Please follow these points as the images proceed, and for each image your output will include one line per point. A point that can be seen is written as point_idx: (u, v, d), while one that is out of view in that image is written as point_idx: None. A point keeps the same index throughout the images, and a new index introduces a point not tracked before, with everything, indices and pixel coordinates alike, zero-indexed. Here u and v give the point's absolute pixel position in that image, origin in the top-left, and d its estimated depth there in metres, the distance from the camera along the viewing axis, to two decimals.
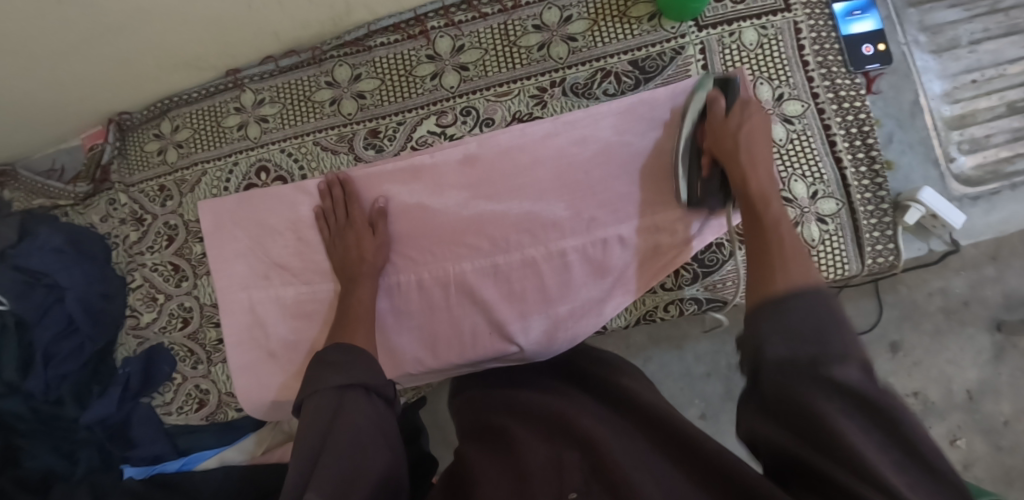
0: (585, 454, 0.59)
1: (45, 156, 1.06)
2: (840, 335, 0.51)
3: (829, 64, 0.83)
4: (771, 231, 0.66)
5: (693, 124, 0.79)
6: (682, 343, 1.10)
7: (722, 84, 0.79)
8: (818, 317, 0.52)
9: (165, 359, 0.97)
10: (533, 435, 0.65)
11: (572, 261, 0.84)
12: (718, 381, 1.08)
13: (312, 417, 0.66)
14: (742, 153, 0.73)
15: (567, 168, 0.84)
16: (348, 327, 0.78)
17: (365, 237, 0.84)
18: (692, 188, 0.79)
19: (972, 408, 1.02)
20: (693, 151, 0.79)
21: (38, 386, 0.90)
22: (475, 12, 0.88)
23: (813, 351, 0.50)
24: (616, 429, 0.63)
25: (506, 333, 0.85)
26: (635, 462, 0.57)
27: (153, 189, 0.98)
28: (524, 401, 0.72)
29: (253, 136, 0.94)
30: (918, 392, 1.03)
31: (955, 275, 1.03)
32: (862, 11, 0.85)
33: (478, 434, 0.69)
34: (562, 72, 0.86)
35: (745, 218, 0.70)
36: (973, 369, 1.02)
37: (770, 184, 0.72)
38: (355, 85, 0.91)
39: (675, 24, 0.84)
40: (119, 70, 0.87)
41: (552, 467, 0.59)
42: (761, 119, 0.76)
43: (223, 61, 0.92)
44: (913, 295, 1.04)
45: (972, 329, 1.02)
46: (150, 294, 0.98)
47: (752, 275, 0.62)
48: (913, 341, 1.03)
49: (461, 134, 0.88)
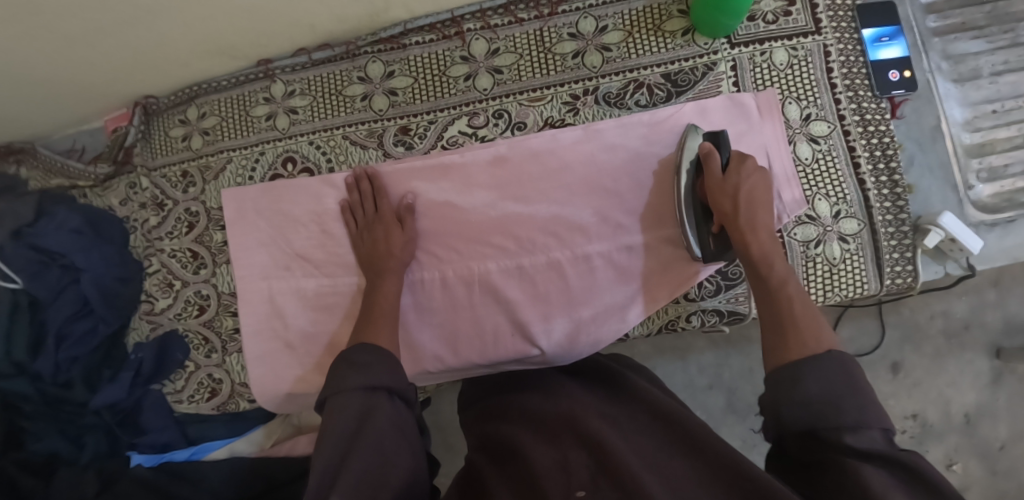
0: (592, 458, 0.60)
1: (65, 137, 1.05)
2: (855, 402, 0.54)
3: (856, 88, 0.85)
4: (780, 294, 0.67)
5: (689, 178, 0.80)
6: (687, 355, 1.11)
7: (711, 136, 0.80)
8: (834, 385, 0.56)
9: (179, 347, 0.96)
10: (539, 440, 0.65)
11: (597, 266, 0.85)
12: (721, 393, 1.10)
13: (334, 418, 0.65)
14: (741, 215, 0.73)
15: (597, 175, 0.85)
16: (371, 326, 0.77)
17: (393, 231, 0.84)
18: (704, 244, 0.79)
19: (969, 431, 1.04)
20: (696, 206, 0.80)
21: (48, 367, 0.89)
22: (511, 17, 0.89)
23: (833, 413, 0.54)
24: (626, 430, 0.64)
25: (529, 334, 0.85)
26: (642, 461, 0.58)
27: (175, 174, 0.98)
28: (535, 407, 0.72)
29: (282, 127, 0.94)
30: (918, 414, 1.05)
31: (958, 299, 1.05)
32: (890, 37, 0.87)
33: (482, 442, 0.70)
34: (595, 81, 0.87)
35: (753, 278, 0.71)
36: (971, 393, 1.04)
37: (771, 242, 0.72)
38: (388, 81, 0.91)
39: (708, 40, 0.86)
40: (152, 52, 0.87)
41: (558, 468, 0.60)
42: (758, 175, 0.76)
43: (256, 51, 0.91)
44: (916, 317, 1.06)
45: (972, 354, 1.05)
46: (167, 280, 0.97)
47: (767, 341, 0.64)
48: (914, 363, 1.05)
49: (492, 136, 0.89)
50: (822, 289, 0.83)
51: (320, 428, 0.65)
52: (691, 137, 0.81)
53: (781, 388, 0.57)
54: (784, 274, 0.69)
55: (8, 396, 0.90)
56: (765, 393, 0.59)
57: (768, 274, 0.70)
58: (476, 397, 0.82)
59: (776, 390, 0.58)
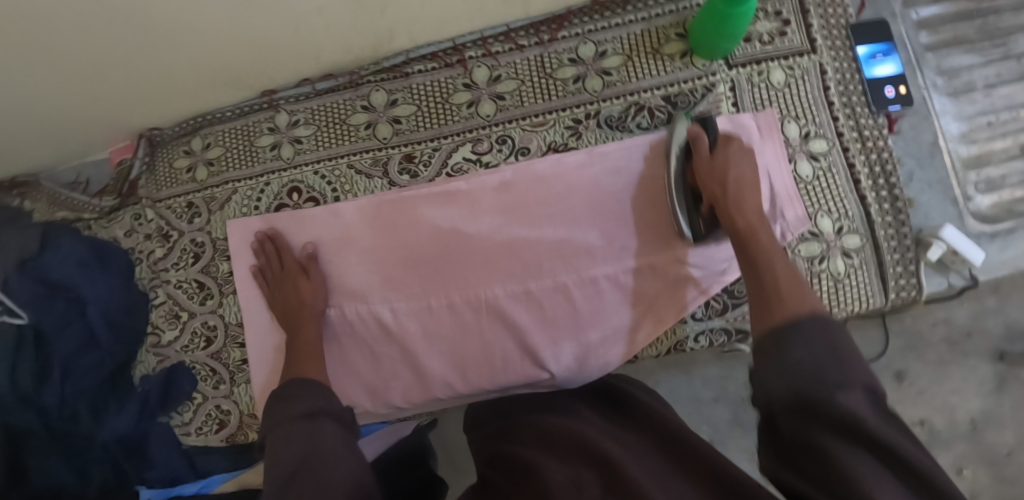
0: (604, 478, 0.59)
1: (69, 169, 1.06)
2: (841, 365, 0.55)
3: (853, 105, 0.87)
4: (764, 262, 0.70)
5: (679, 162, 0.82)
6: (691, 369, 1.10)
7: (701, 121, 0.82)
8: (818, 350, 0.56)
9: (186, 378, 0.95)
10: (546, 457, 0.65)
11: (604, 289, 0.86)
12: (726, 406, 1.10)
13: (281, 451, 0.66)
14: (727, 193, 0.76)
15: (602, 197, 0.86)
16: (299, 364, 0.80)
17: (301, 283, 0.87)
18: (694, 226, 0.81)
19: (975, 437, 1.04)
20: (686, 191, 0.82)
21: (54, 400, 0.89)
22: (512, 43, 0.90)
23: (817, 378, 0.54)
24: (639, 452, 0.64)
25: (538, 359, 0.85)
26: (654, 481, 0.58)
27: (180, 206, 0.98)
28: (550, 427, 0.71)
29: (287, 157, 0.94)
30: (923, 421, 1.05)
31: (959, 306, 1.06)
32: (884, 55, 0.88)
33: (490, 461, 0.69)
34: (597, 105, 0.88)
35: (738, 251, 0.73)
36: (976, 399, 1.05)
37: (757, 217, 0.74)
38: (391, 110, 0.92)
39: (706, 62, 0.88)
40: (157, 84, 0.87)
41: (570, 485, 0.59)
42: (742, 154, 0.80)
43: (260, 83, 0.93)
44: (917, 325, 1.06)
45: (975, 360, 1.05)
46: (173, 311, 0.97)
47: (754, 307, 0.66)
48: (918, 370, 1.06)
49: (497, 162, 0.89)
50: (828, 305, 0.84)
51: (267, 463, 0.65)
52: (680, 124, 0.82)
53: (768, 357, 0.59)
54: (768, 246, 0.72)
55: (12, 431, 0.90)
56: (753, 366, 0.60)
57: (751, 246, 0.72)
58: (484, 418, 0.83)
59: (762, 356, 0.59)
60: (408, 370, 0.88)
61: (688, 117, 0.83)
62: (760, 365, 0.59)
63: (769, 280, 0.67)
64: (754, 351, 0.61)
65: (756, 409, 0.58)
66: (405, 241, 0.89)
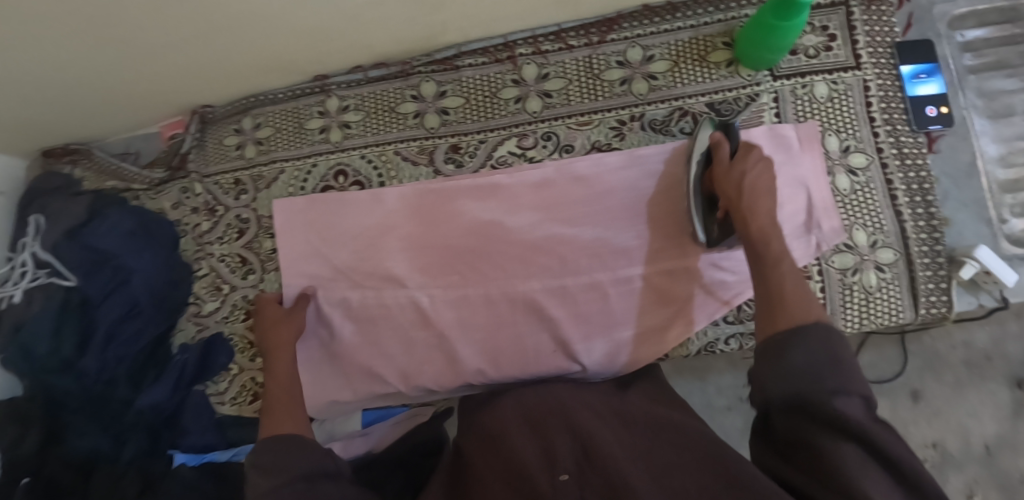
0: (576, 445, 0.68)
1: (120, 140, 1.08)
2: (838, 373, 0.61)
3: (894, 123, 0.88)
4: (774, 272, 0.72)
5: (700, 169, 0.83)
6: (705, 375, 1.13)
7: (723, 128, 0.83)
8: (818, 360, 0.62)
9: (224, 350, 0.98)
10: (529, 431, 0.72)
11: (638, 288, 0.88)
12: (738, 415, 1.12)
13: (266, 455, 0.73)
14: (742, 198, 0.76)
15: (642, 198, 0.88)
16: (278, 410, 0.81)
17: (280, 323, 0.89)
18: (709, 231, 0.83)
19: (989, 462, 1.05)
20: (703, 196, 0.83)
21: (94, 366, 0.92)
22: (562, 43, 0.92)
23: (813, 385, 0.60)
24: (617, 426, 0.71)
25: (571, 352, 0.88)
26: (625, 453, 0.66)
27: (228, 182, 1.01)
28: (540, 397, 0.78)
29: (335, 140, 0.97)
30: (937, 442, 1.06)
31: (979, 328, 1.07)
32: (927, 74, 0.90)
33: (479, 427, 0.76)
34: (642, 108, 0.90)
35: (750, 255, 0.75)
36: (992, 423, 1.05)
37: (770, 222, 0.75)
38: (440, 101, 0.94)
39: (751, 73, 0.89)
40: (216, 66, 0.90)
41: (545, 456, 0.67)
42: (764, 164, 0.78)
43: (313, 68, 0.95)
44: (936, 345, 1.08)
45: (992, 383, 1.06)
46: (215, 284, 1.00)
47: (761, 312, 0.71)
48: (935, 391, 1.07)
49: (541, 157, 0.92)
50: (858, 316, 0.86)
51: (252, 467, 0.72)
52: (704, 130, 0.84)
53: (769, 365, 0.64)
54: (782, 252, 0.73)
55: (53, 391, 0.93)
56: (754, 369, 0.66)
57: (763, 252, 0.74)
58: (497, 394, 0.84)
59: (765, 363, 0.65)
60: (441, 355, 0.90)
61: (712, 123, 0.85)
62: (762, 370, 0.65)
63: (774, 287, 0.71)
64: (756, 358, 0.67)
65: (754, 405, 0.65)
66: (444, 233, 0.91)
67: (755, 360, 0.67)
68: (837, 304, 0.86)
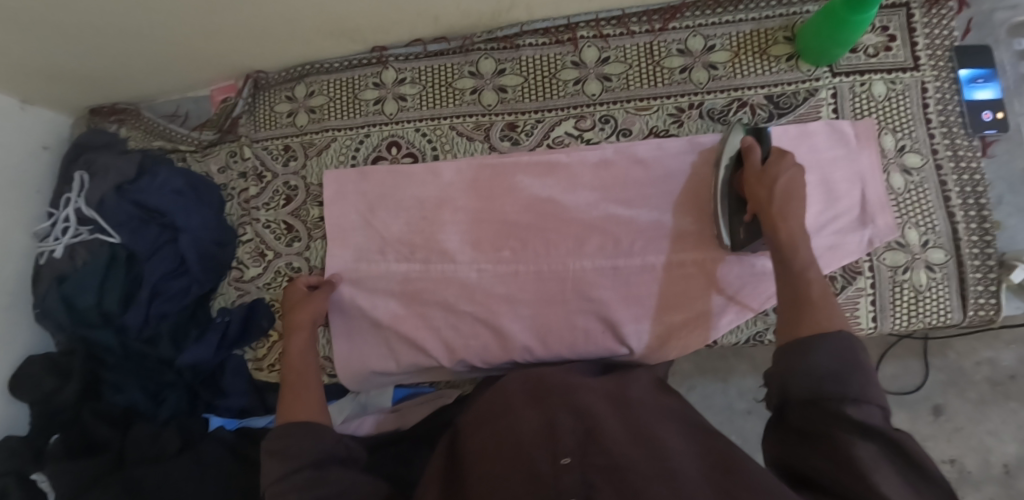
0: (579, 425, 0.66)
1: (169, 101, 1.08)
2: (859, 379, 0.60)
3: (951, 125, 0.89)
4: (801, 280, 0.71)
5: (728, 172, 0.84)
6: (728, 377, 1.12)
7: (756, 133, 0.83)
8: (840, 364, 0.62)
9: (265, 314, 0.96)
10: (529, 409, 0.69)
11: (691, 273, 0.88)
12: (759, 419, 1.11)
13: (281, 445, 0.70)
14: (775, 203, 0.75)
15: (702, 184, 0.88)
16: (289, 398, 0.77)
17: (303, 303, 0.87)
18: (735, 233, 0.84)
19: (1008, 483, 1.05)
20: (732, 198, 0.84)
21: (137, 320, 0.92)
22: (624, 28, 0.93)
23: (835, 389, 0.60)
24: (618, 411, 0.69)
25: (620, 334, 0.88)
26: (627, 438, 0.64)
27: (277, 148, 1.00)
28: (541, 372, 0.76)
29: (389, 112, 0.97)
30: (956, 459, 1.06)
31: (1005, 347, 1.07)
32: (984, 79, 0.91)
33: (480, 401, 0.74)
34: (701, 96, 0.91)
35: (775, 258, 0.75)
36: (1013, 443, 1.05)
37: (799, 231, 0.74)
38: (498, 79, 0.95)
39: (810, 68, 0.90)
40: (278, 28, 0.89)
41: (545, 434, 0.65)
42: (797, 170, 0.78)
43: (375, 38, 0.95)
44: (961, 362, 1.08)
45: (1015, 404, 1.06)
46: (259, 250, 0.98)
47: (784, 312, 0.70)
48: (956, 407, 1.07)
49: (598, 140, 0.92)
50: (907, 314, 0.87)
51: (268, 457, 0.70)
52: (734, 133, 0.84)
53: (791, 360, 0.64)
54: (807, 260, 0.73)
55: (90, 346, 0.93)
56: (774, 363, 0.65)
57: (792, 258, 0.73)
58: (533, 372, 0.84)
59: (785, 360, 0.64)
60: (488, 331, 0.90)
61: (743, 128, 0.84)
62: (783, 366, 0.64)
63: (800, 294, 0.70)
64: (775, 356, 0.66)
65: (771, 400, 0.65)
66: (499, 208, 0.91)
67: (774, 355, 0.66)
68: (887, 302, 0.87)
